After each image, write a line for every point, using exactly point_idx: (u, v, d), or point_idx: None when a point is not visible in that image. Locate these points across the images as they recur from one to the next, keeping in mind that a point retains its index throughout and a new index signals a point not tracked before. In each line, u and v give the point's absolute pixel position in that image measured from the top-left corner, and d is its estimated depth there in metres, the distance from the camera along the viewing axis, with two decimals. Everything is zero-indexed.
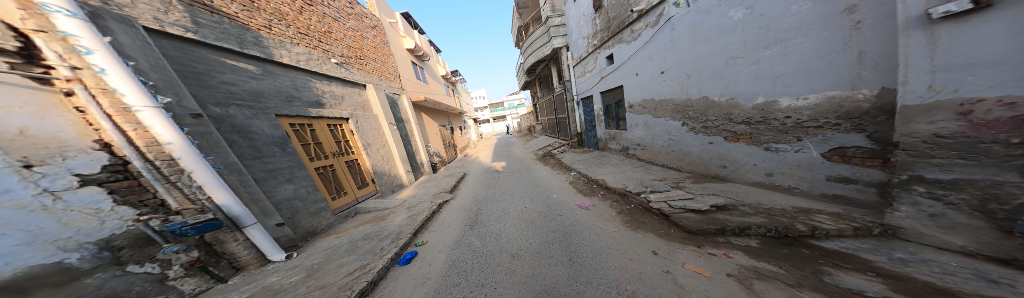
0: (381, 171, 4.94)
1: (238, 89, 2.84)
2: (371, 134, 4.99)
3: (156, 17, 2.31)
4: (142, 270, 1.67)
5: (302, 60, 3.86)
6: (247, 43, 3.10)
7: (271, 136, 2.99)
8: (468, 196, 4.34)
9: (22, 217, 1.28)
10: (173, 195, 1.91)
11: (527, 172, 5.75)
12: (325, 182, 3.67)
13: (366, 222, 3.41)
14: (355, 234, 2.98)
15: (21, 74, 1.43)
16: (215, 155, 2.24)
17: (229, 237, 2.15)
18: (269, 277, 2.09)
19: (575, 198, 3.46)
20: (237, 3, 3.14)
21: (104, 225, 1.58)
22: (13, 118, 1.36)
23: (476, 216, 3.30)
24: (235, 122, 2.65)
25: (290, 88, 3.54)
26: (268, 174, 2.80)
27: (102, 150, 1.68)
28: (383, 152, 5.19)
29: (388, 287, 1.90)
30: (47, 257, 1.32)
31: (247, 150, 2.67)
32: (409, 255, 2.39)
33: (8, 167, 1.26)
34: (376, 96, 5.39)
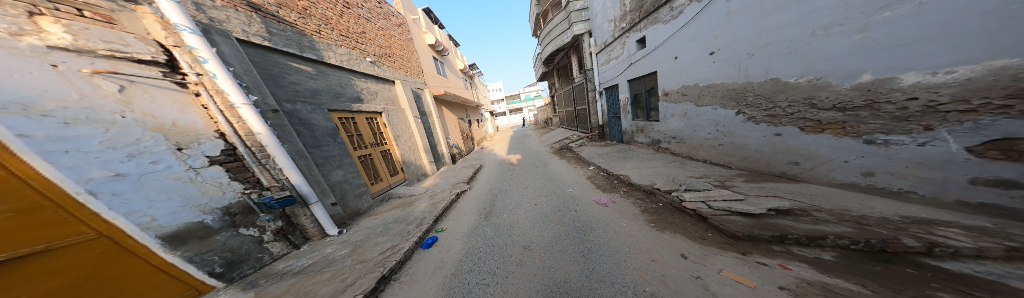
0: (409, 160, 5.51)
1: (301, 88, 3.49)
2: (400, 127, 5.58)
3: (243, 30, 2.95)
4: (248, 233, 2.24)
5: (344, 60, 4.51)
6: (305, 48, 3.75)
7: (325, 127, 3.61)
8: (484, 187, 4.47)
9: (178, 186, 1.86)
10: (264, 175, 2.47)
11: (543, 165, 5.63)
12: (366, 168, 4.26)
13: (397, 207, 3.86)
14: (389, 217, 3.41)
15: (169, 80, 2.05)
16: (288, 143, 2.82)
17: (301, 212, 2.70)
18: (326, 249, 2.57)
19: (594, 194, 3.22)
20: (294, 12, 3.79)
21: (225, 196, 2.15)
22: (168, 113, 1.96)
23: (492, 207, 3.40)
24: (300, 115, 3.28)
25: (337, 85, 4.18)
26: (325, 160, 3.39)
27: (220, 138, 2.27)
28: (410, 143, 5.76)
29: (412, 267, 2.14)
30: (194, 217, 1.90)
31: (310, 139, 3.28)
32: (430, 240, 2.62)
33: (167, 149, 1.86)
34: (403, 91, 5.98)
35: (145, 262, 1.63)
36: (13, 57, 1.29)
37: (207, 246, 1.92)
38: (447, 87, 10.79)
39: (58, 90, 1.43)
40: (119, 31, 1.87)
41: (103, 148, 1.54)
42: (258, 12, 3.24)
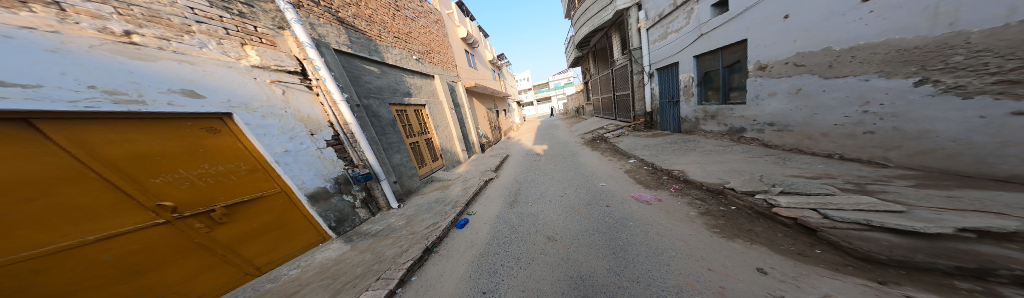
0: (446, 148, 6.32)
1: (372, 86, 4.40)
2: (438, 117, 6.41)
3: (336, 41, 3.83)
4: (346, 199, 3.22)
5: (399, 59, 5.34)
6: (372, 52, 4.59)
7: (388, 119, 4.51)
8: (511, 177, 4.58)
9: (311, 160, 2.87)
10: (354, 155, 3.45)
11: (575, 159, 5.31)
12: (415, 154, 5.12)
13: (437, 189, 4.46)
14: (433, 197, 3.97)
15: (302, 84, 3.08)
16: (366, 131, 3.76)
17: (375, 187, 3.65)
18: (388, 219, 3.37)
19: (635, 191, 2.95)
20: (363, 21, 4.60)
21: (335, 169, 3.14)
22: (304, 109, 2.98)
23: (519, 195, 3.48)
24: (372, 109, 4.20)
25: (395, 83, 5.06)
26: (388, 145, 4.28)
27: (329, 125, 3.25)
28: (446, 132, 6.53)
29: (450, 244, 2.44)
30: (319, 182, 2.90)
31: (378, 128, 4.19)
32: (463, 221, 2.87)
33: (306, 134, 2.88)
34: (440, 85, 6.81)
35: (300, 213, 2.74)
36: (237, 73, 2.40)
37: (324, 206, 2.92)
38: (477, 79, 11.56)
39: (258, 94, 2.53)
40: (277, 50, 2.95)
41: (279, 133, 2.61)
42: (344, 25, 4.11)
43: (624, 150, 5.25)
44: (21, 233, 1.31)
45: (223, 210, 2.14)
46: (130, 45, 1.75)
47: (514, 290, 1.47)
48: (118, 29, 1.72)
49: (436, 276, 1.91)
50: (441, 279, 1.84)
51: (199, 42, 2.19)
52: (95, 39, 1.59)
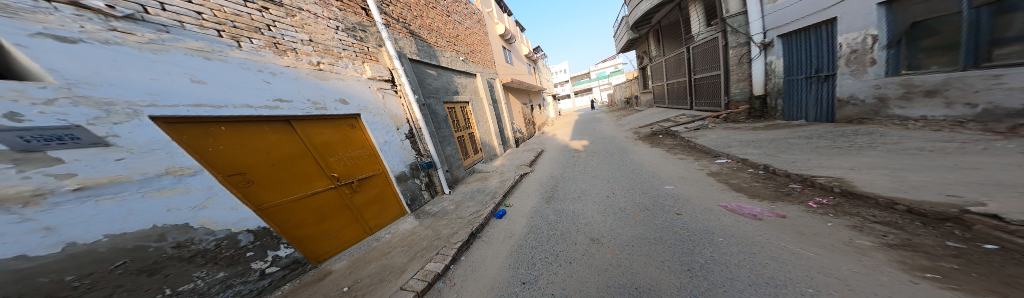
0: (486, 142, 7.23)
1: (432, 86, 5.35)
2: (479, 113, 7.27)
3: (409, 50, 4.74)
4: (417, 182, 4.23)
5: (450, 61, 6.24)
6: (431, 56, 5.47)
7: (442, 115, 5.44)
8: (541, 176, 5.14)
9: (395, 147, 3.90)
10: (421, 146, 4.45)
11: (635, 164, 4.83)
12: (461, 146, 6.08)
13: (478, 179, 5.33)
14: (473, 187, 4.82)
15: (393, 89, 4.16)
16: (430, 126, 4.77)
17: (434, 173, 4.60)
18: (444, 201, 4.31)
19: (721, 202, 2.55)
20: (426, 31, 5.54)
21: (408, 156, 4.13)
22: (392, 108, 4.06)
23: (552, 190, 4.15)
24: (433, 109, 5.20)
25: (449, 83, 6.01)
26: (443, 139, 5.23)
27: (406, 121, 4.28)
28: (485, 127, 7.40)
29: (490, 232, 3.10)
30: (399, 165, 3.90)
31: (437, 124, 5.18)
32: (501, 212, 3.54)
33: (394, 128, 3.96)
34: (482, 83, 7.59)
35: (390, 189, 3.76)
36: (364, 86, 3.63)
37: (405, 186, 3.97)
38: (514, 74, 12.13)
39: (373, 99, 3.74)
40: (381, 64, 4.08)
41: (379, 127, 3.72)
42: (416, 38, 5.08)
43: (716, 151, 4.47)
44: (287, 188, 2.57)
45: (351, 181, 3.20)
46: (321, 71, 3.09)
47: (555, 285, 1.74)
48: (315, 60, 3.06)
49: (481, 259, 2.51)
50: (484, 261, 2.41)
51: (343, 64, 3.43)
52: (308, 70, 2.93)
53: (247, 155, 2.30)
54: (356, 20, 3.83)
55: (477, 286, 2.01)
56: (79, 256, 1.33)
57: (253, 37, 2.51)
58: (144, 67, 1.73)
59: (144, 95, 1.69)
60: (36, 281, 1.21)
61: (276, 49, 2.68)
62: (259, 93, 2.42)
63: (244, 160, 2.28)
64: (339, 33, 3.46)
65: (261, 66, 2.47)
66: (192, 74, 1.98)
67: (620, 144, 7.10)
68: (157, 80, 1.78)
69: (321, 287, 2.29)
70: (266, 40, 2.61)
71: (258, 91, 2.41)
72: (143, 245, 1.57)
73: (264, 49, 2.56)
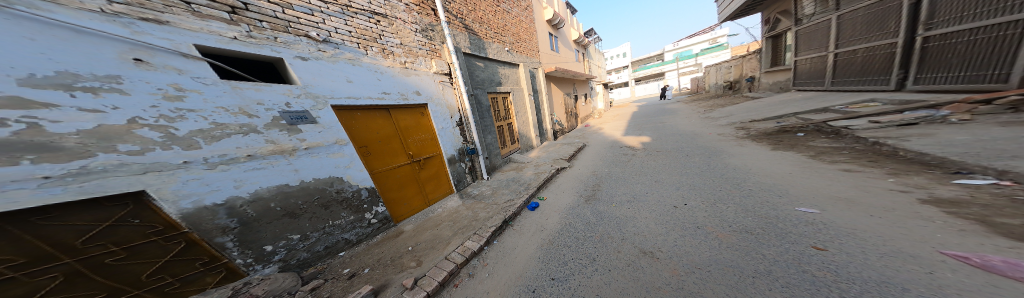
0: (523, 133, 7.54)
1: (479, 77, 5.78)
2: (519, 104, 7.49)
3: (462, 45, 5.21)
4: (464, 165, 4.79)
5: (497, 53, 6.52)
6: (480, 49, 5.85)
7: (485, 104, 5.84)
8: (577, 174, 4.88)
9: (447, 132, 4.49)
10: (468, 132, 5.00)
11: (714, 173, 3.60)
12: (500, 134, 6.48)
13: (512, 169, 5.65)
14: (507, 176, 5.15)
15: (451, 83, 4.82)
16: (475, 115, 5.27)
17: (477, 159, 5.07)
18: (482, 185, 4.72)
19: (955, 251, 1.27)
20: (477, 24, 5.90)
21: (456, 141, 4.68)
22: (448, 98, 4.69)
23: (586, 189, 3.91)
24: (479, 99, 5.66)
25: (493, 75, 6.35)
26: (484, 127, 5.67)
27: (457, 110, 4.85)
28: (523, 118, 7.65)
29: (521, 221, 3.16)
30: (451, 149, 4.51)
31: (481, 113, 5.64)
32: (533, 204, 3.56)
33: (450, 117, 4.62)
34: (524, 73, 7.67)
35: (445, 169, 4.39)
36: (434, 81, 4.38)
37: (456, 168, 4.58)
38: (558, 62, 11.47)
39: (440, 92, 4.49)
40: (444, 60, 4.73)
41: (441, 116, 4.41)
42: (469, 32, 5.54)
43: (964, 163, 2.44)
44: (387, 159, 3.48)
45: (420, 158, 3.92)
46: (406, 68, 3.88)
47: (590, 290, 1.62)
48: (403, 61, 3.88)
49: (510, 246, 2.60)
50: (515, 249, 2.50)
51: (418, 62, 4.18)
52: (399, 70, 3.76)
53: (370, 134, 3.28)
54: (428, 21, 4.50)
55: (503, 273, 2.11)
56: (302, 187, 2.51)
57: (371, 45, 3.41)
58: (325, 73, 2.81)
59: (328, 92, 2.83)
60: (289, 200, 2.40)
61: (383, 54, 3.57)
62: (376, 89, 3.36)
63: (369, 136, 3.26)
64: (417, 35, 4.21)
65: (377, 69, 3.41)
66: (348, 78, 3.04)
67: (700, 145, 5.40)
68: (332, 82, 2.87)
69: (395, 244, 2.93)
70: (379, 48, 3.51)
71: (376, 88, 3.37)
72: (324, 187, 2.71)
73: (376, 54, 3.45)
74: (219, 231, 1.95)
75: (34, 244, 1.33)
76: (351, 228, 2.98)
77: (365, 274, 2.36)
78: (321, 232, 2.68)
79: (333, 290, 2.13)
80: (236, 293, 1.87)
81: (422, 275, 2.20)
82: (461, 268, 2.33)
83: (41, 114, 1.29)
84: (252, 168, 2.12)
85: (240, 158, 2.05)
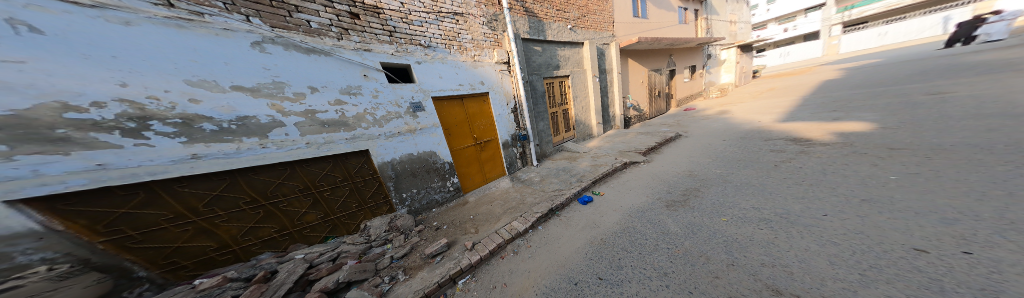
0: (581, 120, 7.01)
1: (535, 62, 5.63)
2: (579, 87, 6.88)
3: (520, 29, 5.14)
4: (515, 150, 5.05)
5: (557, 33, 6.01)
6: (539, 31, 5.56)
7: (540, 90, 5.76)
8: (648, 173, 4.06)
9: (504, 118, 4.78)
10: (525, 119, 5.13)
11: (927, 197, 2.05)
12: (554, 121, 6.35)
13: (564, 159, 5.58)
14: (558, 164, 5.16)
15: (509, 71, 4.94)
16: (529, 101, 5.31)
17: (527, 145, 5.23)
18: (530, 171, 4.94)
19: None
20: (538, 4, 5.55)
21: (512, 126, 4.92)
22: (506, 86, 4.88)
23: (667, 193, 3.13)
24: (534, 84, 5.62)
25: (551, 58, 6.02)
26: (536, 114, 5.70)
27: (513, 96, 5.01)
28: (584, 103, 7.04)
29: (569, 213, 3.03)
30: (506, 134, 4.81)
31: (534, 99, 5.64)
32: (587, 198, 3.27)
33: (507, 104, 4.87)
34: (588, 52, 6.83)
35: (501, 152, 4.75)
36: (496, 72, 4.68)
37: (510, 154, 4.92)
38: (642, 31, 9.11)
39: (502, 82, 4.78)
40: (504, 49, 4.87)
41: (501, 104, 4.72)
42: (529, 14, 5.34)
43: None
44: (461, 140, 4.13)
45: (482, 141, 4.43)
46: (475, 61, 4.30)
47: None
48: (473, 55, 4.29)
49: (554, 237, 2.52)
50: (560, 240, 2.42)
51: (484, 54, 4.51)
52: (470, 64, 4.20)
53: (450, 119, 3.95)
54: (492, 11, 4.65)
55: (546, 259, 2.13)
56: (427, 155, 3.63)
57: (450, 45, 3.92)
58: (426, 71, 3.57)
59: (427, 86, 3.59)
60: (423, 162, 3.59)
61: (458, 49, 4.05)
62: (456, 82, 3.96)
63: (450, 121, 3.95)
64: (484, 28, 4.49)
65: (456, 64, 3.98)
66: (440, 75, 3.74)
67: (994, 150, 2.66)
68: (430, 79, 3.62)
69: (463, 212, 3.51)
70: (454, 45, 3.99)
71: (457, 82, 3.98)
72: (438, 158, 3.77)
73: (453, 51, 3.96)
74: (390, 178, 3.27)
75: (344, 169, 2.90)
76: (442, 191, 3.90)
77: (444, 229, 3.04)
78: (433, 188, 3.77)
79: (427, 235, 2.91)
80: (392, 220, 3.11)
81: (478, 241, 2.58)
82: (507, 244, 2.53)
83: (345, 109, 2.83)
84: (408, 138, 3.40)
85: (400, 132, 3.31)
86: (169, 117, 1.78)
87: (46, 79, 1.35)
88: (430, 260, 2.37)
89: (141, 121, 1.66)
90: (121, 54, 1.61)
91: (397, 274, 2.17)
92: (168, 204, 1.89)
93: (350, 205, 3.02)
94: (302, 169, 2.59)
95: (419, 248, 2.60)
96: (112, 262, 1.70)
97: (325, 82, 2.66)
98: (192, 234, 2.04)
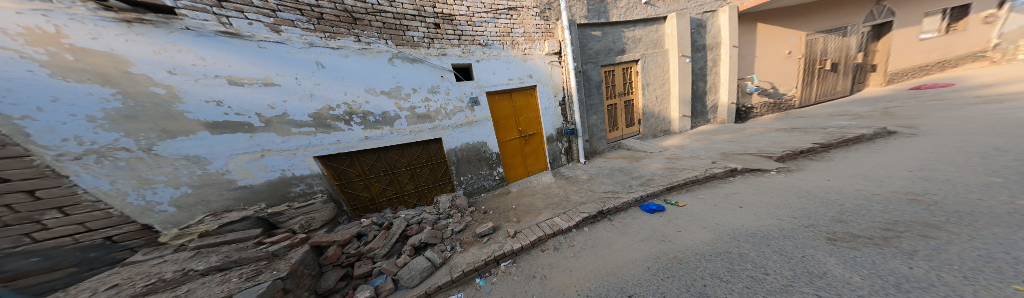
0: (649, 113, 6.02)
1: (592, 50, 5.08)
2: (654, 73, 5.83)
3: (577, 15, 4.71)
4: (559, 144, 4.92)
5: (623, 12, 5.14)
6: (600, 14, 4.92)
7: (596, 80, 5.24)
8: (768, 187, 2.88)
9: (550, 111, 4.65)
10: (575, 111, 4.83)
11: None
12: (610, 116, 5.71)
13: (622, 158, 5.03)
14: (613, 164, 4.70)
15: (561, 63, 4.68)
16: (581, 92, 4.92)
17: (572, 141, 5.04)
18: (577, 168, 4.73)
19: None
20: None
21: (555, 119, 4.75)
22: (554, 77, 4.66)
23: (838, 223, 1.89)
24: (588, 74, 5.10)
25: (612, 42, 5.26)
26: (590, 107, 5.25)
27: (561, 87, 4.75)
28: (659, 92, 5.99)
29: (625, 218, 2.68)
30: (550, 126, 4.69)
31: (588, 90, 5.17)
32: (654, 207, 2.76)
33: (555, 97, 4.68)
34: (674, 28, 5.61)
35: (543, 147, 4.74)
36: (546, 64, 4.53)
37: (554, 149, 4.87)
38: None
39: (553, 75, 4.63)
40: (556, 39, 4.62)
41: (548, 97, 4.60)
42: None
43: None
44: (510, 131, 4.33)
45: (526, 134, 4.50)
46: (525, 54, 4.29)
47: None
48: (524, 48, 4.28)
49: (604, 242, 2.29)
50: (612, 247, 2.17)
51: (535, 46, 4.42)
52: (520, 58, 4.23)
53: (500, 111, 4.17)
54: None
55: (592, 263, 1.98)
56: (480, 145, 4.02)
57: (502, 41, 4.05)
58: (482, 68, 3.86)
59: (483, 82, 3.89)
60: (482, 151, 4.06)
61: (510, 43, 4.13)
62: (506, 76, 4.09)
63: (501, 114, 4.19)
64: (537, 19, 4.38)
65: (508, 59, 4.09)
66: (493, 71, 3.96)
67: None
68: (485, 74, 3.90)
69: (508, 200, 3.71)
70: (507, 40, 4.09)
71: (507, 76, 4.10)
72: (489, 150, 4.13)
73: (506, 46, 4.08)
74: (458, 162, 3.87)
75: (429, 153, 3.67)
76: (489, 178, 4.25)
77: (490, 214, 3.32)
78: (488, 174, 4.20)
79: (478, 216, 3.26)
80: (454, 198, 3.66)
81: (520, 230, 2.69)
82: (549, 238, 2.52)
83: (430, 105, 3.51)
84: (474, 128, 3.92)
85: (463, 123, 3.82)
86: (360, 111, 3.04)
87: (327, 91, 2.84)
88: (479, 239, 2.67)
89: (349, 115, 2.98)
90: (348, 75, 2.92)
91: (456, 246, 2.56)
92: (356, 166, 3.19)
93: (429, 181, 3.76)
94: (406, 149, 3.47)
95: (471, 227, 2.95)
96: (337, 196, 3.11)
97: (420, 84, 3.40)
98: (362, 186, 3.27)
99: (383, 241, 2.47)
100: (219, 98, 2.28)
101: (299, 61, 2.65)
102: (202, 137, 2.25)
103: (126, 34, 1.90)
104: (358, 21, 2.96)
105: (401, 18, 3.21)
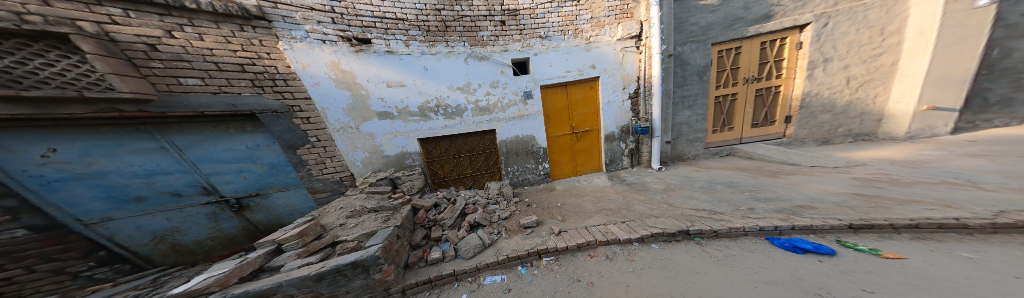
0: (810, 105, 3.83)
1: (697, 25, 3.58)
2: (837, 42, 3.58)
3: None
4: (621, 145, 4.15)
5: None
6: None
7: (698, 65, 3.74)
8: None
9: (612, 107, 3.90)
10: (651, 105, 3.78)
11: None
12: (717, 112, 4.04)
13: (738, 170, 3.46)
14: (716, 176, 3.37)
15: (637, 49, 3.70)
16: (667, 83, 3.71)
17: (644, 142, 4.05)
18: (647, 175, 3.78)
19: None
20: None
21: (617, 116, 3.98)
22: (626, 66, 3.78)
23: None
24: (684, 57, 3.70)
25: (741, 8, 3.47)
26: (681, 99, 3.88)
27: (632, 79, 3.84)
28: (852, 71, 3.68)
29: (737, 250, 1.82)
30: (610, 122, 3.99)
31: (680, 79, 3.80)
32: (812, 246, 1.64)
33: (620, 90, 3.83)
34: None
35: (598, 146, 4.18)
36: (618, 52, 3.69)
37: (613, 149, 4.17)
38: None
39: (627, 65, 3.76)
40: (635, 20, 3.60)
41: (614, 91, 3.83)
42: None
43: None
44: (559, 127, 4.04)
45: (579, 131, 4.05)
46: (589, 43, 3.64)
47: None
48: (590, 36, 3.63)
49: (692, 271, 1.62)
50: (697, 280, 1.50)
51: (604, 31, 3.64)
52: (584, 49, 3.64)
53: (552, 106, 3.91)
54: None
55: (661, 286, 1.51)
56: (529, 138, 4.00)
57: (562, 31, 3.61)
58: (545, 61, 3.66)
59: (546, 75, 3.71)
60: (529, 143, 4.02)
61: (573, 33, 3.62)
62: (563, 66, 3.68)
63: (554, 108, 3.92)
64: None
65: (575, 49, 3.62)
66: (551, 63, 3.67)
67: None
68: (552, 65, 3.68)
69: (553, 197, 3.56)
70: (569, 29, 3.61)
71: (565, 67, 3.68)
72: (540, 144, 4.05)
73: (568, 36, 3.62)
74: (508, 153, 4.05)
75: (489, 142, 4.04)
76: (535, 172, 4.23)
77: (533, 207, 3.30)
78: (535, 167, 4.19)
79: (521, 208, 3.31)
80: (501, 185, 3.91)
81: (566, 230, 2.49)
82: (602, 245, 2.18)
83: (491, 100, 3.79)
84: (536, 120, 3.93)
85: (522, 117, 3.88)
86: (450, 104, 3.74)
87: (433, 87, 3.64)
88: (522, 230, 2.73)
89: (438, 107, 3.73)
90: (450, 76, 3.63)
91: (502, 231, 2.75)
92: (439, 148, 4.00)
93: (484, 168, 4.18)
94: (473, 137, 3.99)
95: (515, 217, 3.05)
96: (427, 168, 4.07)
97: (484, 79, 3.70)
98: (439, 166, 4.10)
99: (450, 214, 3.00)
100: (383, 96, 3.52)
101: (421, 67, 3.51)
102: (377, 121, 3.61)
103: (360, 59, 3.27)
104: (449, 28, 3.50)
105: (475, 19, 3.52)
